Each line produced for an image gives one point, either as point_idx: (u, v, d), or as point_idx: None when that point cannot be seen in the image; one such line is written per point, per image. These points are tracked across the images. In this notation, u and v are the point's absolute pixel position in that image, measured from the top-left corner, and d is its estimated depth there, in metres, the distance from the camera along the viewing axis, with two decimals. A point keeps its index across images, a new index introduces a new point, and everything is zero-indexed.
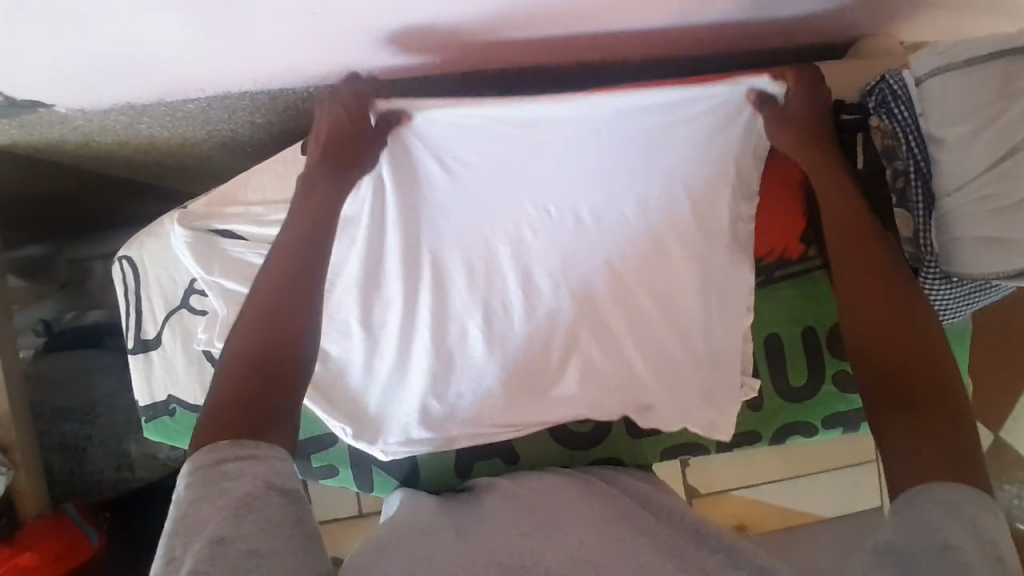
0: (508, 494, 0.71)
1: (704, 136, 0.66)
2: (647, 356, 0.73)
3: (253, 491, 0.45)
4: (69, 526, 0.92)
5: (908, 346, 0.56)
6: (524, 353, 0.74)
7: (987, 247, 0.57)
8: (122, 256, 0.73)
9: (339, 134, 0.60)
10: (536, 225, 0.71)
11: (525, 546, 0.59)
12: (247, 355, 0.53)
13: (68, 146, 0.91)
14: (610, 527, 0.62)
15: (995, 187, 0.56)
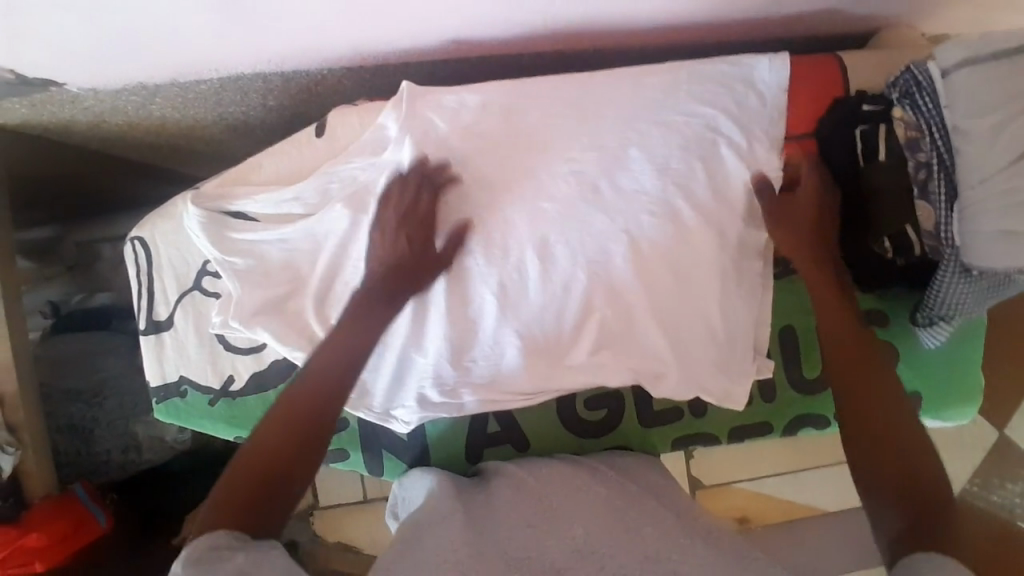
0: (517, 481, 0.71)
1: (720, 106, 0.71)
2: (663, 335, 0.72)
3: (243, 565, 0.52)
4: (76, 508, 0.92)
5: (900, 438, 0.63)
6: (541, 327, 0.72)
7: (1008, 241, 0.57)
8: (134, 237, 0.73)
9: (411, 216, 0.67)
10: (556, 196, 0.71)
11: (532, 537, 0.60)
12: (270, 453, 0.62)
13: (78, 127, 0.90)
14: (619, 516, 0.63)
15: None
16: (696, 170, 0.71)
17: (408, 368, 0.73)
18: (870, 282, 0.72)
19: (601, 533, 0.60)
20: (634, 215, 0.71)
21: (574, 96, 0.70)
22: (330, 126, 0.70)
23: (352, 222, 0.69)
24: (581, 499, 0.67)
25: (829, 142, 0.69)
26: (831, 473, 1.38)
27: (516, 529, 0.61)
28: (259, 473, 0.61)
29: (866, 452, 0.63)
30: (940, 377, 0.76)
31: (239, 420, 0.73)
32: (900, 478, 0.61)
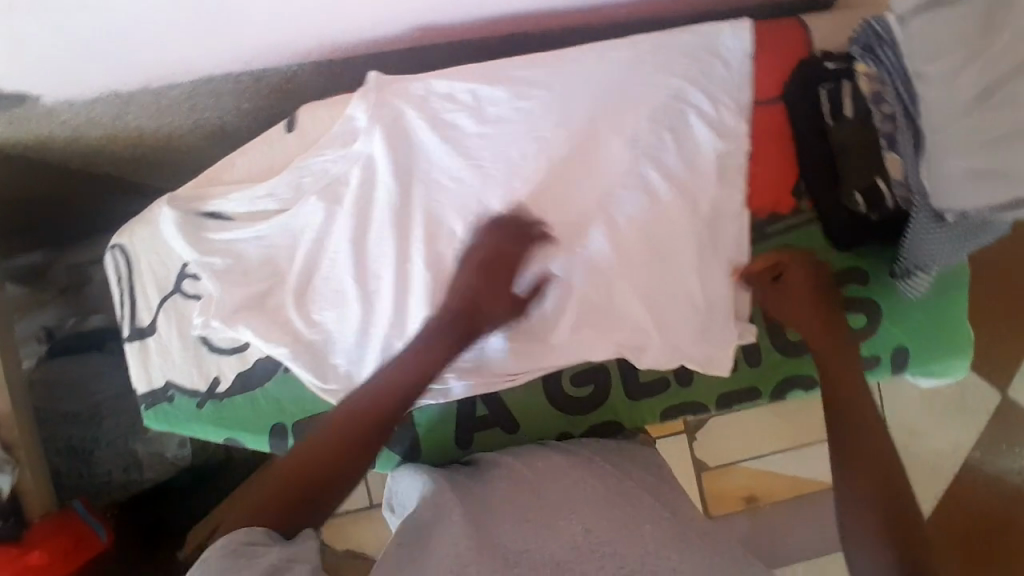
0: (508, 472, 0.70)
1: (686, 72, 0.70)
2: (643, 305, 0.72)
3: (276, 564, 0.51)
4: (76, 521, 0.92)
5: (883, 471, 0.61)
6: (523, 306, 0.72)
7: (976, 180, 0.54)
8: (115, 245, 0.74)
9: (500, 248, 0.68)
10: (529, 174, 0.71)
11: (530, 533, 0.61)
12: (321, 452, 0.59)
13: (57, 143, 0.91)
14: (615, 504, 0.65)
15: (988, 115, 0.52)
16: (665, 139, 0.71)
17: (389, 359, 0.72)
18: (846, 240, 0.71)
19: (600, 527, 0.62)
20: (607, 189, 0.72)
21: (536, 74, 0.70)
22: (300, 121, 0.70)
23: (327, 213, 0.70)
24: (577, 486, 0.67)
25: (796, 105, 0.70)
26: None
27: (513, 525, 0.62)
28: (305, 477, 0.58)
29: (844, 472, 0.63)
30: (923, 328, 0.75)
31: (228, 421, 0.73)
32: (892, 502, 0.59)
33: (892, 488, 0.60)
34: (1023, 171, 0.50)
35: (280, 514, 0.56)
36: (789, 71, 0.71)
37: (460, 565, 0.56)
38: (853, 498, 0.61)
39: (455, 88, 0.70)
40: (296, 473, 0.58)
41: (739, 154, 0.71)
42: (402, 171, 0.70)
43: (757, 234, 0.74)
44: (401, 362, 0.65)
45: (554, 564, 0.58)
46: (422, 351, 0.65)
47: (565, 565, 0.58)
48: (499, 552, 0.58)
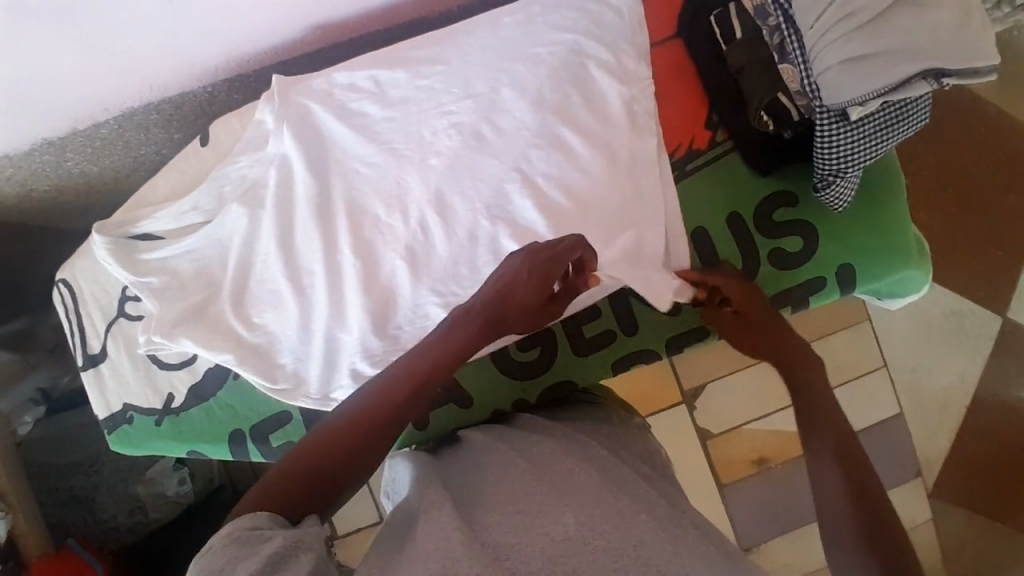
0: (474, 458, 0.69)
1: (577, 28, 0.72)
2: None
3: (280, 549, 0.49)
4: (75, 564, 0.94)
5: (854, 461, 0.61)
6: (458, 277, 0.71)
7: (855, 68, 0.58)
8: (60, 280, 0.76)
9: (540, 257, 0.61)
10: (442, 149, 0.71)
11: (520, 526, 0.56)
12: (338, 440, 0.58)
13: (11, 202, 0.95)
14: (608, 491, 0.60)
15: (851, 7, 0.58)
16: (570, 94, 0.71)
17: (335, 350, 0.73)
18: (763, 161, 0.72)
19: (594, 519, 0.57)
20: (523, 152, 0.71)
21: (431, 50, 0.73)
22: (213, 134, 0.74)
23: (251, 218, 0.72)
24: (575, 471, 0.63)
25: (691, 38, 0.73)
26: (848, 390, 1.29)
27: (504, 517, 0.58)
28: (324, 466, 0.57)
29: (817, 468, 0.62)
30: (863, 242, 0.73)
31: (188, 436, 0.75)
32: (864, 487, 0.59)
33: (863, 484, 0.59)
34: (898, 45, 0.57)
35: (295, 498, 0.55)
36: (680, 7, 0.74)
37: (451, 561, 0.53)
38: (824, 496, 0.60)
39: (356, 80, 0.72)
40: (312, 458, 0.57)
41: (644, 99, 0.72)
42: (318, 170, 0.72)
43: (677, 173, 0.74)
44: (419, 353, 0.61)
45: (547, 560, 0.54)
46: (447, 345, 0.62)
47: (558, 558, 0.54)
48: (490, 548, 0.54)
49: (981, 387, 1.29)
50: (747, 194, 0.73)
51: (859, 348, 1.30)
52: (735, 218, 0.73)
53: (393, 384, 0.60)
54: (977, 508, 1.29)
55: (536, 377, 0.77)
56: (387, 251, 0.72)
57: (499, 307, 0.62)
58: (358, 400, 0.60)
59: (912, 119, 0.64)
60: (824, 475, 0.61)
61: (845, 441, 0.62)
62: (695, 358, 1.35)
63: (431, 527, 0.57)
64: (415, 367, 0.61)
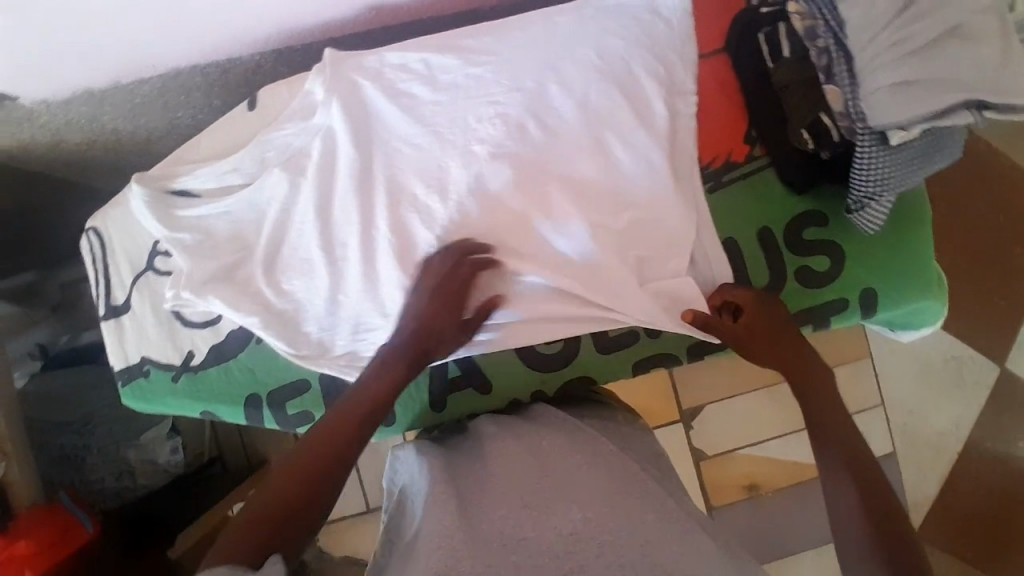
0: (495, 435, 0.71)
1: (634, 33, 0.73)
2: (618, 269, 0.71)
3: None
4: (63, 516, 0.93)
5: (876, 491, 0.62)
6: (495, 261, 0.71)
7: (906, 90, 0.60)
8: (89, 228, 0.77)
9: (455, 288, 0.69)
10: (485, 137, 0.72)
11: (527, 521, 0.57)
12: (289, 484, 0.58)
13: (41, 149, 0.95)
14: (617, 495, 0.60)
15: (910, 28, 0.59)
16: (616, 96, 0.72)
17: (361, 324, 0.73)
18: (799, 179, 0.73)
19: (600, 516, 0.57)
20: (566, 148, 0.72)
21: (485, 40, 0.74)
22: (261, 100, 0.74)
23: (291, 185, 0.73)
24: (581, 471, 0.63)
25: (736, 52, 0.74)
26: None
27: (511, 511, 0.58)
28: (279, 513, 0.57)
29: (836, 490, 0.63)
30: (889, 268, 0.75)
31: (203, 395, 0.74)
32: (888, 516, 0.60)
33: (887, 517, 0.60)
34: (948, 71, 0.58)
35: (252, 548, 0.54)
36: (731, 21, 0.75)
37: (454, 559, 0.52)
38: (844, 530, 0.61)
39: (406, 61, 0.73)
40: (266, 506, 0.57)
41: (689, 110, 0.73)
42: (362, 145, 0.73)
43: (711, 184, 0.75)
44: (354, 391, 0.65)
45: (557, 554, 0.54)
46: (393, 369, 0.67)
47: (566, 555, 0.54)
48: (496, 540, 0.55)
49: (974, 431, 1.31)
50: (778, 210, 0.74)
51: (860, 385, 1.31)
52: (765, 232, 0.74)
53: (348, 407, 0.64)
54: (962, 552, 1.30)
55: (556, 370, 0.77)
56: (424, 230, 0.72)
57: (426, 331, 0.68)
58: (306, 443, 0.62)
59: (944, 151, 0.66)
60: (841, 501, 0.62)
61: (868, 476, 0.63)
62: (699, 378, 1.36)
63: (435, 521, 0.57)
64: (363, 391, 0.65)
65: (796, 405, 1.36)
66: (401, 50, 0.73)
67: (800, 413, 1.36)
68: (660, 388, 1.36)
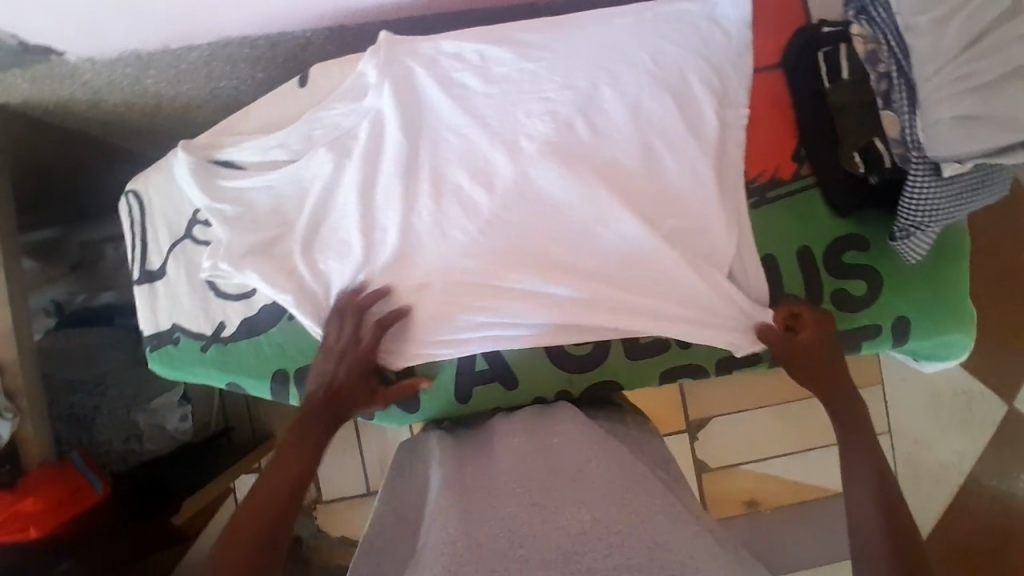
0: (521, 426, 0.73)
1: (693, 41, 0.72)
2: (648, 279, 0.71)
3: None
4: (73, 475, 0.92)
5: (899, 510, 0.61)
6: (535, 256, 0.71)
7: (961, 128, 0.58)
8: (130, 190, 0.77)
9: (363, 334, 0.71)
10: (533, 133, 0.71)
11: (535, 519, 0.56)
12: (250, 519, 0.63)
13: (79, 107, 0.95)
14: (625, 492, 0.59)
15: (976, 65, 0.57)
16: (668, 103, 0.71)
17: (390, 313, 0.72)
18: (845, 201, 0.73)
19: (609, 518, 0.55)
20: (613, 152, 0.71)
21: (539, 36, 0.73)
22: (312, 77, 0.74)
23: (336, 165, 0.72)
24: (592, 467, 0.62)
25: (793, 68, 0.73)
26: None
27: (520, 508, 0.58)
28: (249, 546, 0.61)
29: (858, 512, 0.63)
30: (924, 296, 0.75)
31: (230, 367, 0.74)
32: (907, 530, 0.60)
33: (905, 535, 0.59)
34: (1011, 110, 0.56)
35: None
36: (790, 37, 0.75)
37: (457, 563, 0.51)
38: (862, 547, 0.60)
39: (459, 48, 0.73)
40: (230, 545, 0.61)
41: (739, 123, 0.73)
42: (410, 130, 0.72)
43: (755, 199, 0.74)
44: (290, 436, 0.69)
45: (561, 555, 0.52)
46: (312, 430, 0.69)
47: (573, 556, 0.52)
48: (504, 537, 0.54)
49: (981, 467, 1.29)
50: (821, 230, 0.74)
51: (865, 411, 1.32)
52: (805, 252, 0.74)
53: (275, 469, 0.67)
54: None
55: (584, 372, 0.77)
56: (465, 220, 0.71)
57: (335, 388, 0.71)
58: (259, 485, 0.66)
59: (994, 186, 0.66)
60: (863, 516, 0.62)
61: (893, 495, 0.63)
62: (709, 391, 1.37)
63: (440, 532, 0.56)
64: (289, 450, 0.68)
65: (804, 426, 1.36)
66: (455, 40, 0.72)
67: (806, 434, 1.36)
68: (671, 397, 1.36)
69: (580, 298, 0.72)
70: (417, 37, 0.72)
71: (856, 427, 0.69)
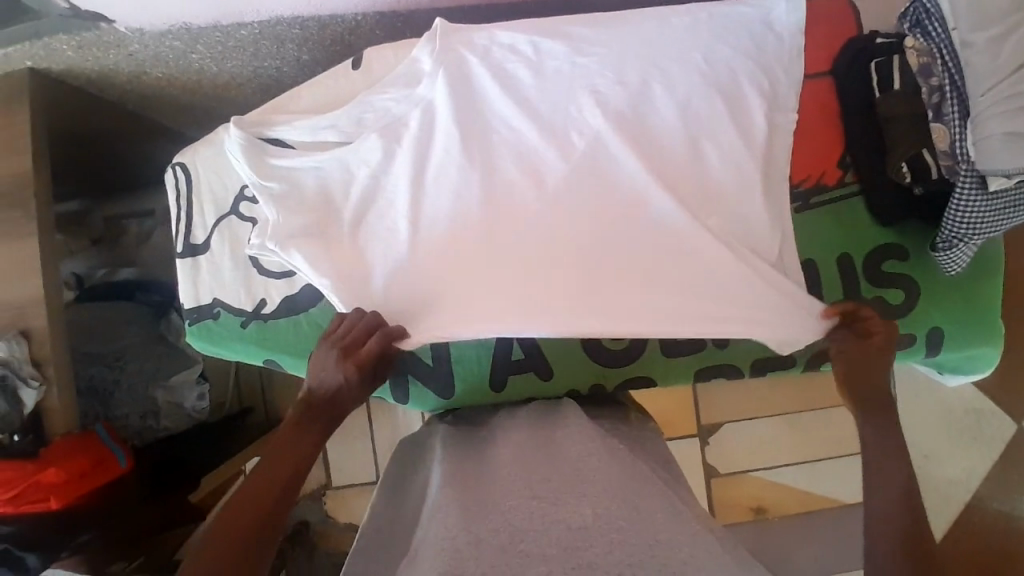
0: (530, 424, 0.72)
1: (746, 46, 0.73)
2: (685, 274, 0.70)
3: None
4: (97, 446, 0.90)
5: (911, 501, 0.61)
6: (581, 251, 0.71)
7: (1009, 144, 0.58)
8: (177, 163, 0.79)
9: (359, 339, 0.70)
10: (584, 130, 0.72)
11: (535, 512, 0.54)
12: (251, 492, 0.63)
13: (121, 78, 0.95)
14: (629, 493, 0.57)
15: None
16: (718, 105, 0.72)
17: (425, 302, 0.72)
18: (887, 212, 0.74)
19: (612, 515, 0.53)
20: (660, 150, 0.72)
21: (586, 28, 0.72)
22: (366, 60, 0.74)
23: (386, 152, 0.73)
24: (591, 462, 0.62)
25: (842, 77, 0.74)
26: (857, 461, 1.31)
27: (521, 502, 0.56)
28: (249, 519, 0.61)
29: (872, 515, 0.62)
30: (957, 310, 0.76)
31: (269, 343, 0.75)
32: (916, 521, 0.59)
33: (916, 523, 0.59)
34: None
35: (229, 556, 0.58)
36: (841, 47, 0.76)
37: (458, 560, 0.50)
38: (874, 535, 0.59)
39: (495, 38, 0.72)
40: (232, 519, 0.60)
41: (785, 128, 0.74)
42: (463, 120, 0.72)
43: (799, 205, 0.76)
44: (293, 422, 0.69)
45: (562, 550, 0.49)
46: (311, 420, 0.69)
47: (574, 551, 0.49)
48: (504, 531, 0.52)
49: (986, 488, 1.28)
50: (861, 238, 0.76)
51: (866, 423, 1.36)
52: (845, 259, 0.76)
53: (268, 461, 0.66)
54: None
55: (618, 367, 0.79)
56: (513, 212, 0.72)
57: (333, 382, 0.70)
58: (262, 464, 0.66)
59: None
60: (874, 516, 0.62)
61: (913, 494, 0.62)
62: (720, 397, 1.37)
63: (436, 529, 0.56)
64: (281, 443, 0.67)
65: (815, 437, 1.37)
66: (503, 30, 0.72)
67: (816, 445, 1.37)
68: (682, 400, 1.37)
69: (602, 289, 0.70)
70: (469, 26, 0.71)
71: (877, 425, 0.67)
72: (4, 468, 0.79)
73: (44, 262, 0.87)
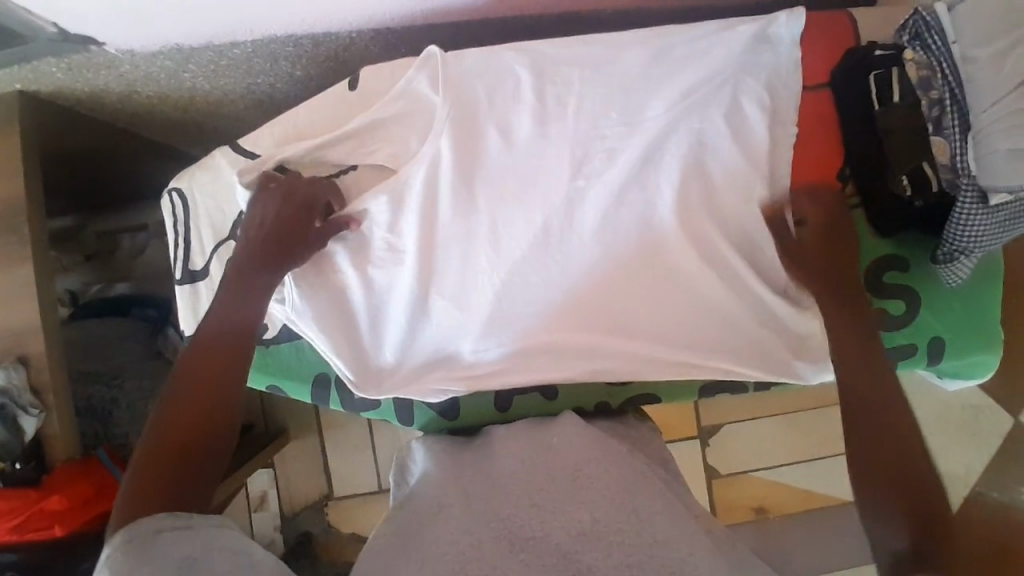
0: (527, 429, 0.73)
1: (748, 55, 0.71)
2: (690, 313, 0.75)
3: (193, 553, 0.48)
4: (102, 474, 0.88)
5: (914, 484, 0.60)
6: (591, 296, 0.75)
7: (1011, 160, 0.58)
8: (174, 188, 0.78)
9: (297, 198, 0.69)
10: (588, 171, 0.72)
11: (533, 519, 0.55)
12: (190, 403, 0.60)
13: (112, 97, 0.93)
14: (628, 497, 0.58)
15: None
16: (719, 122, 0.72)
17: (442, 342, 0.77)
18: (887, 223, 0.75)
19: (609, 517, 0.55)
20: (657, 184, 0.74)
21: (587, 73, 0.70)
22: (363, 80, 0.72)
23: (395, 190, 0.71)
24: (591, 467, 0.62)
25: (843, 88, 0.74)
26: None
27: (520, 508, 0.56)
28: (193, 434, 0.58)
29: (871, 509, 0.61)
30: (956, 319, 0.77)
31: (272, 369, 0.79)
32: (929, 513, 0.59)
33: (927, 518, 0.58)
34: None
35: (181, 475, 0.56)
36: (840, 58, 0.76)
37: (461, 563, 0.51)
38: (879, 529, 0.59)
39: (479, 66, 0.69)
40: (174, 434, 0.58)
41: (784, 137, 0.73)
42: (469, 165, 0.71)
43: None
44: (218, 309, 0.65)
45: (560, 556, 0.51)
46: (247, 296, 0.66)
47: (573, 555, 0.51)
48: (505, 537, 0.53)
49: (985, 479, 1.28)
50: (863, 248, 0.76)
51: None
52: None
53: (169, 419, 0.59)
54: None
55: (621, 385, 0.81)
56: (517, 251, 0.74)
57: (212, 339, 0.64)
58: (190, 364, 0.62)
59: None
60: None
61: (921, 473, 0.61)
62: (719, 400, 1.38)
63: (446, 525, 0.56)
64: (183, 396, 0.60)
65: (814, 436, 1.37)
66: (506, 78, 0.70)
67: (815, 443, 1.37)
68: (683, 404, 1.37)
69: (610, 323, 0.75)
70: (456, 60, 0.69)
71: (882, 398, 0.65)
72: (5, 497, 0.82)
73: (39, 287, 0.86)
